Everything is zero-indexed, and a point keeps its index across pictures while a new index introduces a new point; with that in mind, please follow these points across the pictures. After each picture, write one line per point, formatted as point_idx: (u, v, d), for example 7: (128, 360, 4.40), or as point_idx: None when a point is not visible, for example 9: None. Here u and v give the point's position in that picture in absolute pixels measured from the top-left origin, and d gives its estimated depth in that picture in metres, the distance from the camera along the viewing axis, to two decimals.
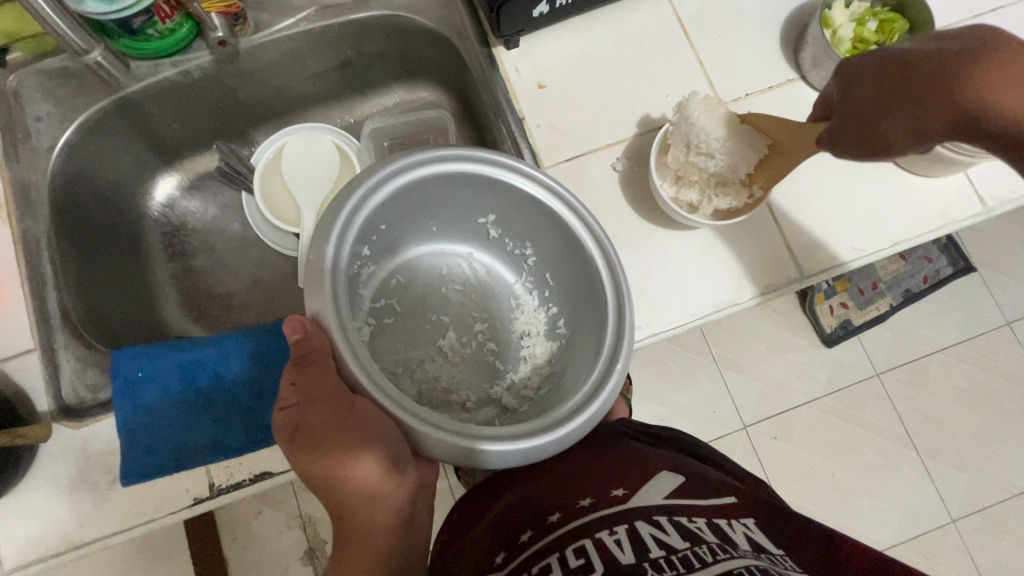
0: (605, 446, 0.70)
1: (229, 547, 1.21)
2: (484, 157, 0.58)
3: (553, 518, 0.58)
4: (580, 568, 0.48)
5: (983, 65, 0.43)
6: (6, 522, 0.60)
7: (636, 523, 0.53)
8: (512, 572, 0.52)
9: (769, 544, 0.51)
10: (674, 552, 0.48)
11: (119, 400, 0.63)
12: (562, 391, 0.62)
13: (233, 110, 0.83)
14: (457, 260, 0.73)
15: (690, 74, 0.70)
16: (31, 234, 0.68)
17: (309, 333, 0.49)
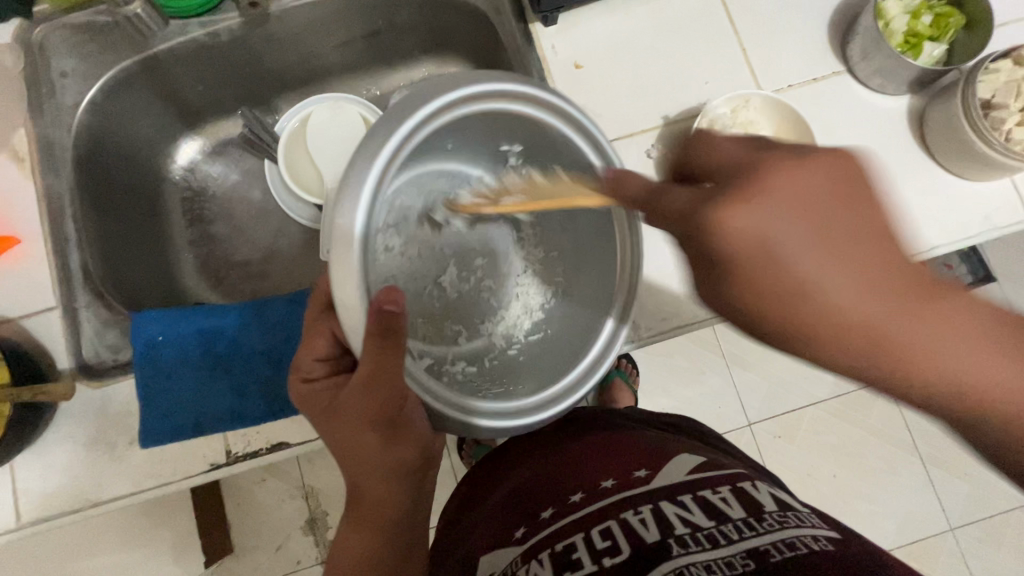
0: (621, 425, 0.71)
1: (231, 513, 1.23)
2: (527, 88, 0.45)
3: (576, 497, 0.58)
4: (607, 550, 0.50)
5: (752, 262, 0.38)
6: (25, 476, 0.60)
7: (660, 504, 0.53)
8: (534, 547, 0.53)
9: (794, 504, 0.52)
10: (699, 530, 0.49)
11: (139, 362, 0.63)
12: (563, 358, 0.53)
13: (259, 77, 0.81)
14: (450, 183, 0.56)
15: (730, 62, 0.67)
16: (54, 191, 0.67)
17: (390, 312, 0.39)
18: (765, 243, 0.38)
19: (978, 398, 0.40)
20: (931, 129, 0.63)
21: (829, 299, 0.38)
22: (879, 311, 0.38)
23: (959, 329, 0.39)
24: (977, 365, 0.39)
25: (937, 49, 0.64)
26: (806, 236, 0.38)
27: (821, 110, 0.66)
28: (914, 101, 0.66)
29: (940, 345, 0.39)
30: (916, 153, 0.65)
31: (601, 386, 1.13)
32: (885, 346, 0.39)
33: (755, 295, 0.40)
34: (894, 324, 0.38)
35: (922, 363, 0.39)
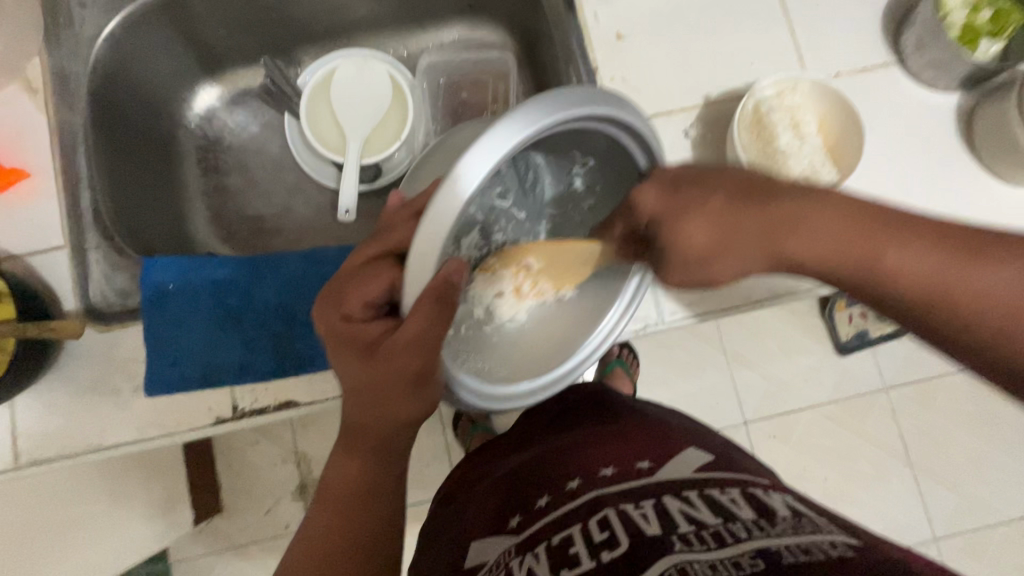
0: (627, 417, 0.67)
1: (222, 474, 1.23)
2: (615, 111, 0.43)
3: (573, 485, 0.55)
4: (605, 544, 0.46)
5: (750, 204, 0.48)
6: (24, 416, 0.59)
7: (664, 500, 0.49)
8: (526, 541, 0.50)
9: (810, 511, 0.46)
10: (705, 527, 0.44)
11: (148, 308, 0.61)
12: (540, 360, 0.53)
13: (285, 25, 0.78)
14: (523, 177, 0.49)
15: (776, 44, 0.65)
16: (67, 124, 0.65)
17: (449, 286, 0.40)
18: (711, 220, 0.48)
19: (954, 298, 0.43)
20: (978, 129, 0.62)
21: (792, 231, 0.47)
22: (836, 236, 0.46)
23: (907, 239, 0.45)
24: (940, 267, 0.44)
25: (992, 46, 0.62)
26: (743, 202, 0.48)
27: (867, 102, 0.64)
28: (963, 100, 0.64)
29: (891, 255, 0.45)
30: (961, 155, 0.63)
31: (602, 375, 1.12)
32: (852, 261, 0.46)
33: (725, 235, 0.48)
34: (847, 244, 0.46)
35: (884, 270, 0.45)
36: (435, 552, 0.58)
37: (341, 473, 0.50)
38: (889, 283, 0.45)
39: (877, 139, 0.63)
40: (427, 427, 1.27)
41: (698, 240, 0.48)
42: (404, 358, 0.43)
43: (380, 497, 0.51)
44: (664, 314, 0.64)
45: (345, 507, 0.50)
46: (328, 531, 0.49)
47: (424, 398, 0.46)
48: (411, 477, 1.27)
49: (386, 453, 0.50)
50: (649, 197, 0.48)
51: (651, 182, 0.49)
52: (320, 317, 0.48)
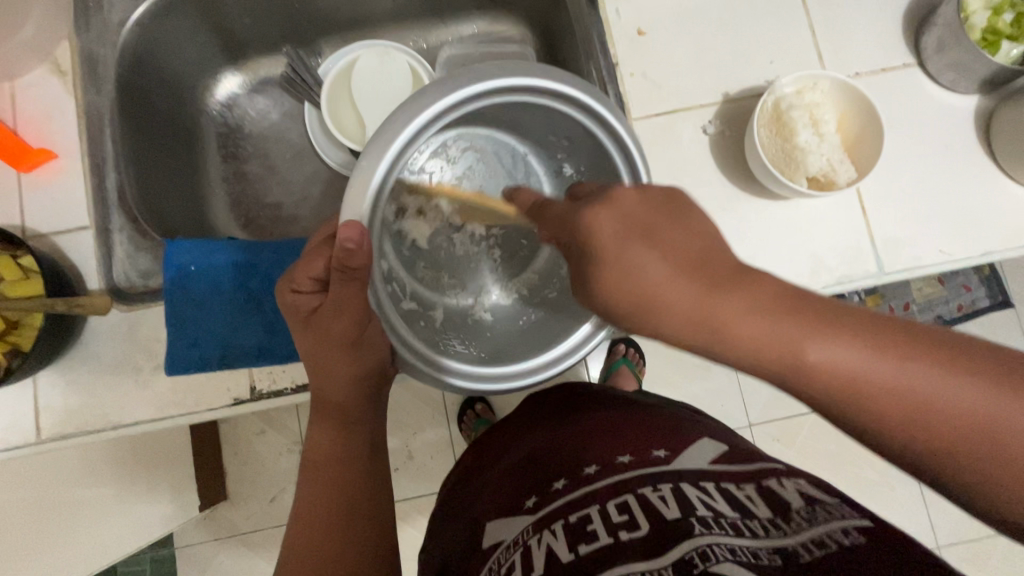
0: (638, 407, 0.67)
1: (228, 461, 1.24)
2: (556, 87, 0.45)
3: (591, 470, 0.55)
4: (624, 525, 0.47)
5: (675, 273, 0.38)
6: (47, 391, 0.60)
7: (682, 486, 0.50)
8: (542, 519, 0.51)
9: (825, 493, 0.46)
10: (723, 516, 0.45)
11: (170, 289, 0.62)
12: (511, 351, 0.53)
13: (309, 15, 0.79)
14: (513, 171, 0.60)
15: (797, 43, 0.65)
16: (95, 108, 0.66)
17: (353, 252, 0.42)
18: (635, 273, 0.39)
19: (912, 409, 0.35)
20: (998, 132, 0.62)
21: (730, 322, 0.37)
22: (785, 328, 0.36)
23: (861, 335, 0.36)
24: (909, 377, 0.35)
25: (1014, 49, 0.62)
26: (682, 275, 0.38)
27: (886, 102, 0.64)
28: (983, 102, 0.64)
29: (845, 357, 0.36)
30: (979, 158, 0.63)
31: (608, 372, 1.12)
32: (800, 363, 0.36)
33: (645, 303, 0.39)
34: (778, 335, 0.36)
35: (836, 373, 0.36)
36: (450, 533, 0.59)
37: (313, 439, 0.52)
38: (834, 384, 0.36)
39: (895, 140, 0.64)
40: (433, 419, 1.28)
41: (616, 303, 0.40)
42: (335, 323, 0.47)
43: (350, 462, 0.51)
44: None
45: (317, 470, 0.51)
46: (307, 495, 0.50)
47: (363, 356, 0.49)
48: (415, 469, 1.27)
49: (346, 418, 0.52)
50: (598, 218, 0.41)
51: (604, 207, 0.41)
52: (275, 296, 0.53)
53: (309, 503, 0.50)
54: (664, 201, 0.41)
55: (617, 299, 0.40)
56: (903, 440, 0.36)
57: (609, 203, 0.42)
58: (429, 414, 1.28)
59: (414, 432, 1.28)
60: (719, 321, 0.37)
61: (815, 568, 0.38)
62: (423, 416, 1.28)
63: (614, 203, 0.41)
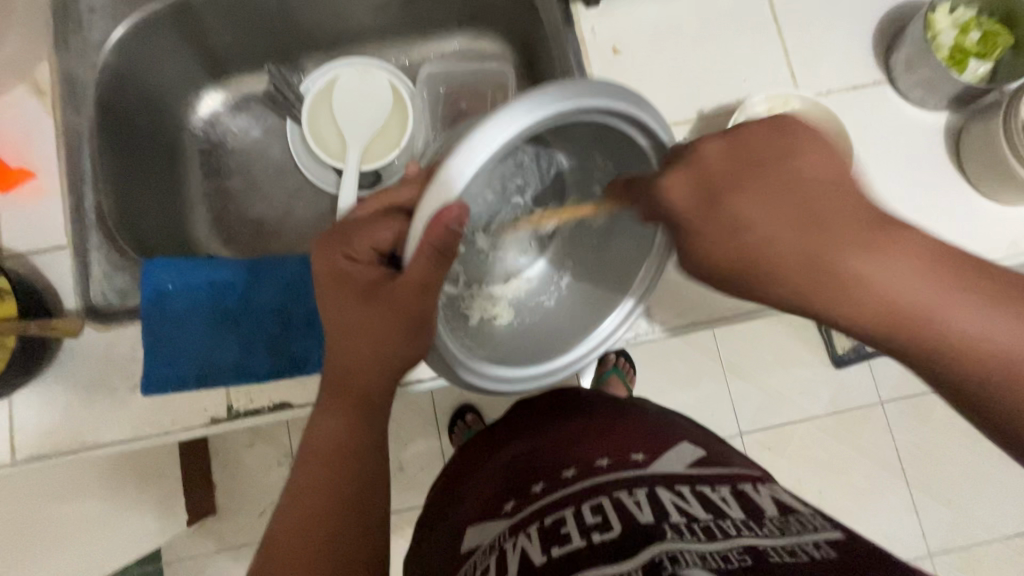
0: (619, 412, 0.67)
1: (217, 475, 1.23)
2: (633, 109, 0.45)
3: (568, 474, 0.55)
4: (596, 526, 0.46)
5: (808, 230, 0.42)
6: (22, 412, 0.60)
7: (657, 489, 0.50)
8: (518, 522, 0.51)
9: (798, 506, 0.48)
10: (697, 521, 0.45)
11: (147, 309, 0.62)
12: (562, 338, 0.57)
13: (289, 33, 0.80)
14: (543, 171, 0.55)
15: (769, 62, 0.66)
16: (73, 127, 0.66)
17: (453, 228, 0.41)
18: (766, 217, 0.42)
19: (972, 345, 0.41)
20: (967, 147, 0.63)
21: (838, 273, 0.41)
22: (886, 276, 0.41)
23: (958, 288, 0.41)
24: (983, 322, 0.41)
25: (981, 66, 0.63)
26: (789, 227, 0.42)
27: (859, 119, 0.65)
28: (952, 119, 0.65)
29: (938, 308, 0.41)
30: (951, 173, 0.64)
31: (596, 383, 1.12)
32: (888, 307, 0.41)
33: (751, 254, 0.43)
34: (879, 298, 0.41)
35: (927, 322, 0.41)
36: (432, 541, 0.59)
37: (320, 426, 0.50)
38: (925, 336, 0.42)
39: (867, 156, 0.64)
40: (422, 431, 1.28)
41: (720, 255, 0.44)
42: (405, 300, 0.45)
43: (360, 454, 0.49)
44: (654, 324, 0.65)
45: (323, 463, 0.49)
46: (309, 488, 0.48)
47: (412, 345, 0.47)
48: (404, 481, 1.27)
49: (365, 405, 0.50)
50: (676, 182, 0.44)
51: (685, 171, 0.45)
52: (322, 257, 0.50)
53: (311, 495, 0.48)
54: (792, 139, 0.44)
55: (719, 254, 0.44)
56: (955, 376, 0.42)
57: (692, 163, 0.45)
58: (419, 425, 1.28)
59: (404, 444, 1.28)
60: (839, 278, 0.42)
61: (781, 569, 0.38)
62: (413, 428, 1.28)
63: (698, 162, 0.45)
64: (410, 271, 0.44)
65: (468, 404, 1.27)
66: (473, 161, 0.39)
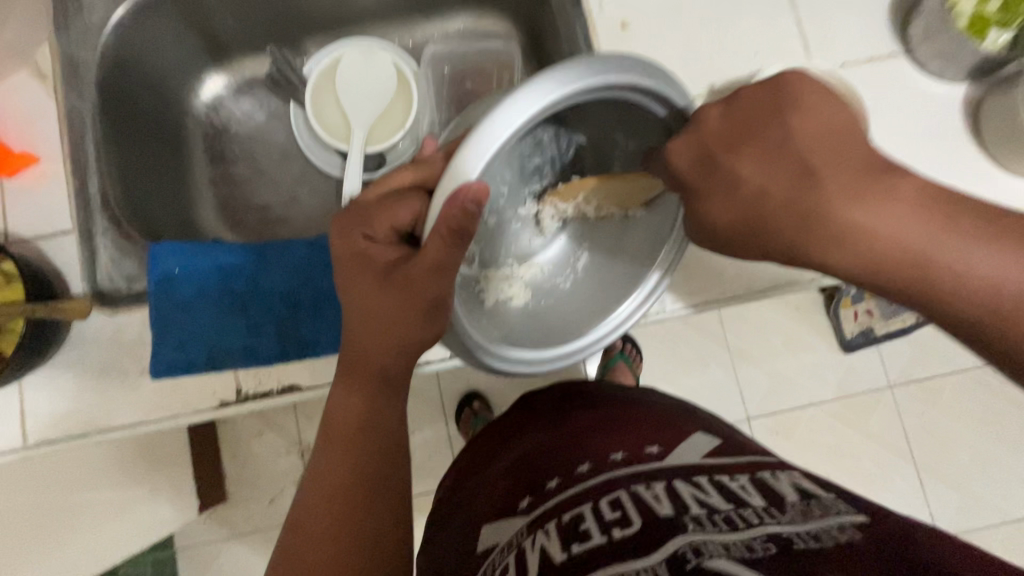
0: (633, 404, 0.66)
1: (227, 463, 1.24)
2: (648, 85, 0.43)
3: (583, 468, 0.55)
4: (617, 522, 0.46)
5: (813, 184, 0.42)
6: (33, 397, 0.60)
7: (674, 484, 0.49)
8: (537, 519, 0.50)
9: (818, 489, 0.47)
10: (717, 512, 0.44)
11: (155, 293, 0.62)
12: (574, 321, 0.56)
13: (290, 13, 0.78)
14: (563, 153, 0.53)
15: (782, 35, 0.65)
16: (76, 111, 0.66)
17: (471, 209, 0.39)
18: (767, 165, 0.43)
19: (1003, 295, 0.40)
20: (986, 119, 0.61)
21: (845, 225, 0.42)
22: (893, 227, 0.41)
23: (982, 239, 0.40)
24: (1013, 278, 0.39)
25: (1002, 36, 0.59)
26: (794, 180, 0.43)
27: (874, 92, 0.64)
28: (970, 91, 0.63)
29: (962, 258, 0.41)
30: (967, 146, 0.63)
31: (604, 369, 1.12)
32: (905, 256, 0.41)
33: (756, 210, 0.44)
34: (894, 249, 0.41)
35: (946, 274, 0.41)
36: (446, 535, 0.58)
37: (337, 405, 0.49)
38: (952, 295, 0.41)
39: (881, 130, 0.63)
40: (429, 418, 1.28)
41: (726, 212, 0.45)
42: (420, 280, 0.44)
43: (381, 433, 0.49)
44: (664, 306, 0.64)
45: (344, 444, 0.48)
46: (330, 472, 0.48)
47: (427, 325, 0.45)
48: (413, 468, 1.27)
49: (385, 385, 0.49)
50: (678, 147, 0.45)
51: (686, 138, 0.45)
52: (338, 235, 0.48)
53: (331, 477, 0.48)
54: (788, 94, 0.43)
55: (725, 211, 0.45)
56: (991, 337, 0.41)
57: (699, 129, 0.45)
58: (427, 413, 1.28)
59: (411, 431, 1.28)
60: (857, 231, 0.42)
61: (811, 557, 0.37)
62: (420, 415, 1.28)
63: (700, 124, 0.45)
64: (426, 249, 0.43)
65: (475, 392, 1.27)
66: (484, 153, 0.39)
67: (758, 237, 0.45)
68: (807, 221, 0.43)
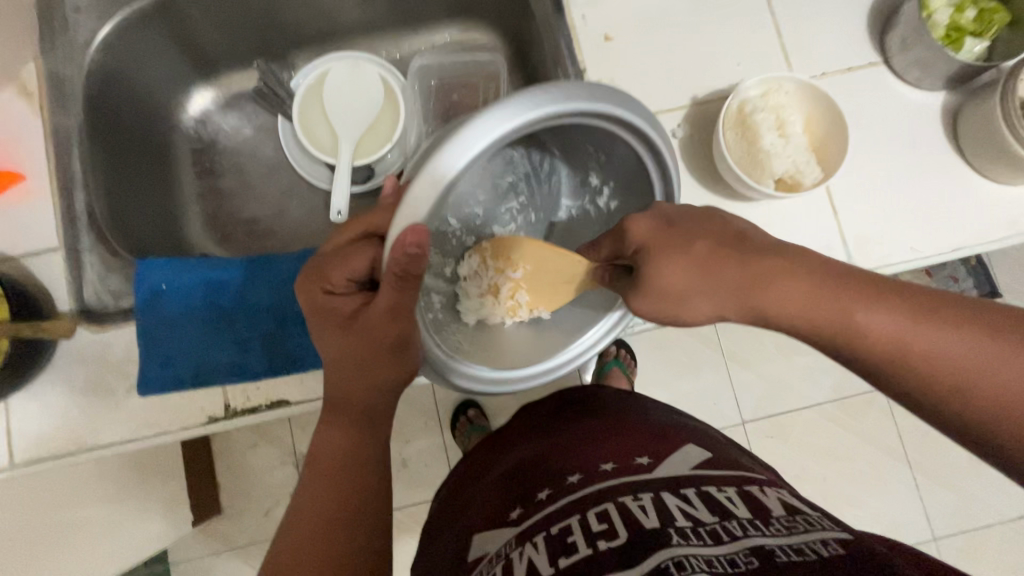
0: (625, 416, 0.66)
1: (220, 477, 1.23)
2: (620, 107, 0.45)
3: (574, 479, 0.54)
4: (603, 533, 0.46)
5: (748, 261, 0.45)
6: (20, 415, 0.60)
7: (663, 494, 0.49)
8: (526, 529, 0.50)
9: (804, 507, 0.47)
10: (702, 525, 0.44)
11: (142, 311, 0.62)
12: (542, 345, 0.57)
13: (277, 27, 0.79)
14: (537, 165, 0.58)
15: (764, 45, 0.66)
16: (62, 128, 0.66)
17: (415, 255, 0.41)
18: (706, 243, 0.46)
19: (937, 361, 0.42)
20: (964, 128, 0.62)
21: (786, 291, 0.45)
22: (833, 300, 0.44)
23: (912, 312, 0.43)
24: (945, 348, 0.42)
25: (977, 46, 0.62)
26: (731, 256, 0.45)
27: (855, 100, 0.64)
28: (949, 98, 0.64)
29: (898, 333, 0.43)
30: (947, 153, 0.64)
31: (598, 376, 1.12)
32: (847, 326, 0.44)
33: (704, 279, 0.45)
34: (834, 316, 0.44)
35: (882, 341, 0.43)
36: (437, 546, 0.58)
37: (323, 441, 0.49)
38: (895, 360, 0.43)
39: (863, 138, 0.64)
40: (424, 427, 1.28)
41: (676, 279, 0.45)
42: (377, 324, 0.45)
43: (363, 467, 0.49)
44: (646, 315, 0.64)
45: (332, 471, 0.48)
46: (316, 496, 0.47)
47: (395, 363, 0.47)
48: (408, 478, 1.27)
49: (366, 422, 0.50)
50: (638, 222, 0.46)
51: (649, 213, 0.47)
52: (302, 293, 0.50)
53: (319, 507, 0.47)
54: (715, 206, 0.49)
55: (679, 276, 0.45)
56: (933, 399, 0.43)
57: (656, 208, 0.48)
58: (421, 422, 1.28)
59: (406, 441, 1.27)
60: (797, 305, 0.44)
61: (790, 568, 0.38)
62: (415, 424, 1.28)
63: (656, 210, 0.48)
64: (380, 297, 0.45)
65: (469, 400, 1.27)
66: (464, 155, 0.40)
67: (710, 298, 0.46)
68: (745, 290, 0.45)
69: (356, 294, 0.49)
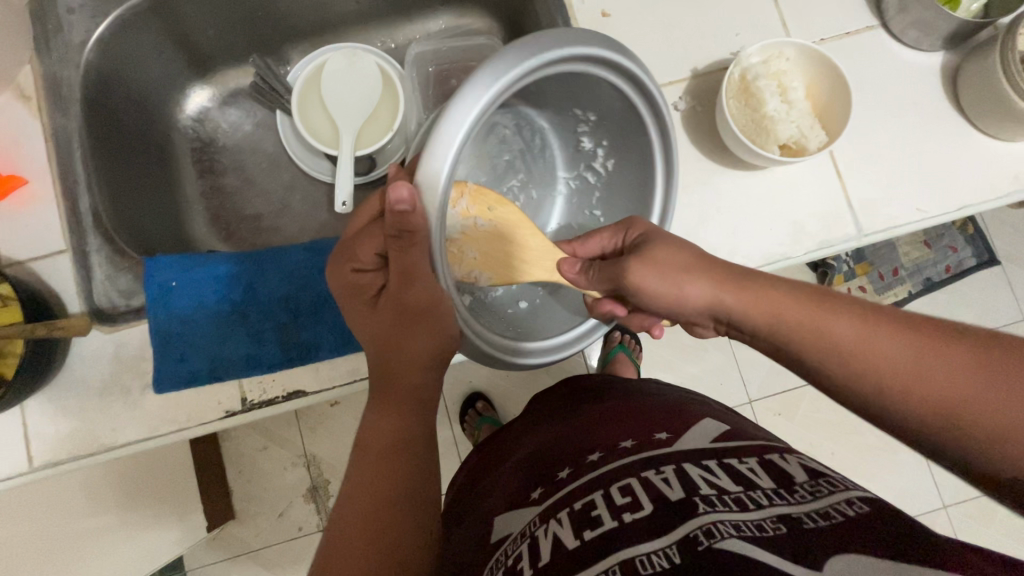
0: (641, 397, 0.66)
1: (232, 480, 1.23)
2: (605, 55, 0.46)
3: (594, 457, 0.54)
4: (628, 507, 0.46)
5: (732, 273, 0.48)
6: (36, 419, 0.59)
7: (685, 466, 0.49)
8: (547, 508, 0.50)
9: (826, 469, 0.47)
10: (727, 493, 0.44)
11: (153, 306, 0.61)
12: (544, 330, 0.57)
13: (271, 21, 0.78)
14: (532, 143, 0.62)
15: (761, 15, 0.66)
16: (62, 130, 0.65)
17: (405, 212, 0.41)
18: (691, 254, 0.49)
19: (915, 386, 0.41)
20: (964, 86, 0.62)
21: (766, 301, 0.46)
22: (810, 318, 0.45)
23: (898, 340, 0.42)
24: (924, 378, 0.41)
25: (974, 3, 0.63)
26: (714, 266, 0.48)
27: (855, 65, 0.65)
28: (948, 58, 0.65)
29: (877, 355, 0.42)
30: (948, 113, 0.64)
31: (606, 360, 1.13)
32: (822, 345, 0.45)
33: (689, 274, 0.48)
34: (803, 333, 0.45)
35: (860, 364, 0.43)
36: (459, 536, 0.58)
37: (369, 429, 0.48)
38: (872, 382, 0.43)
39: (863, 102, 0.64)
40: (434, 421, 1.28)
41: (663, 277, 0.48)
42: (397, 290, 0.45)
43: (418, 449, 0.47)
44: None
45: (378, 457, 0.46)
46: (360, 485, 0.45)
47: (432, 328, 0.47)
48: None
49: (416, 402, 0.49)
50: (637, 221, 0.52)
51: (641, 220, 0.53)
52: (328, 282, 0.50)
53: (367, 493, 0.45)
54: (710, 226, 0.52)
55: (660, 271, 0.48)
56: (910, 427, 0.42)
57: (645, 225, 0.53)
58: None
59: None
60: (778, 316, 0.46)
61: (819, 535, 0.38)
62: None
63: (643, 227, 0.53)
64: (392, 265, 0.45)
65: (477, 392, 1.27)
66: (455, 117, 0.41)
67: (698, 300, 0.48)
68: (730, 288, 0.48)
69: (380, 271, 0.49)
